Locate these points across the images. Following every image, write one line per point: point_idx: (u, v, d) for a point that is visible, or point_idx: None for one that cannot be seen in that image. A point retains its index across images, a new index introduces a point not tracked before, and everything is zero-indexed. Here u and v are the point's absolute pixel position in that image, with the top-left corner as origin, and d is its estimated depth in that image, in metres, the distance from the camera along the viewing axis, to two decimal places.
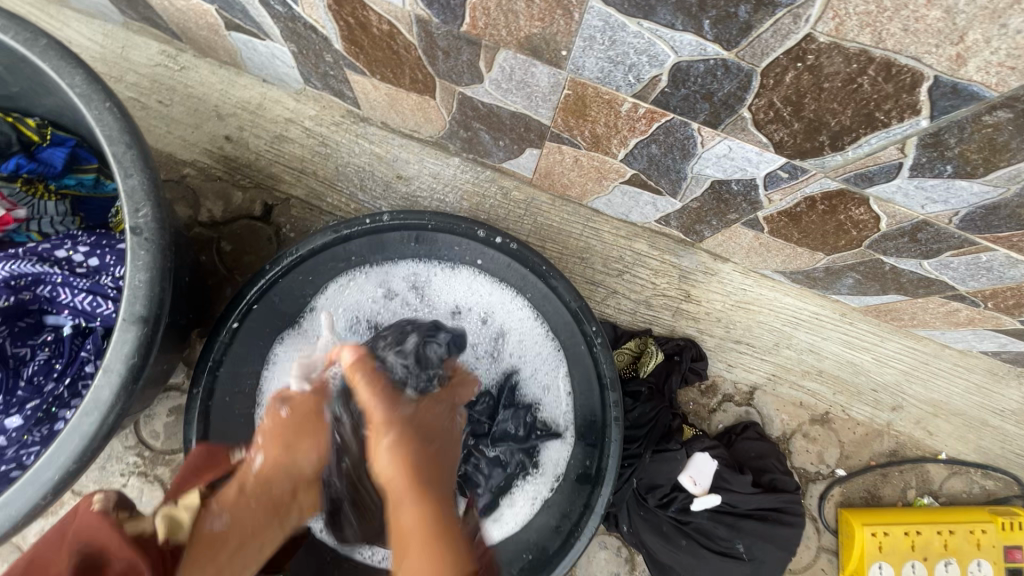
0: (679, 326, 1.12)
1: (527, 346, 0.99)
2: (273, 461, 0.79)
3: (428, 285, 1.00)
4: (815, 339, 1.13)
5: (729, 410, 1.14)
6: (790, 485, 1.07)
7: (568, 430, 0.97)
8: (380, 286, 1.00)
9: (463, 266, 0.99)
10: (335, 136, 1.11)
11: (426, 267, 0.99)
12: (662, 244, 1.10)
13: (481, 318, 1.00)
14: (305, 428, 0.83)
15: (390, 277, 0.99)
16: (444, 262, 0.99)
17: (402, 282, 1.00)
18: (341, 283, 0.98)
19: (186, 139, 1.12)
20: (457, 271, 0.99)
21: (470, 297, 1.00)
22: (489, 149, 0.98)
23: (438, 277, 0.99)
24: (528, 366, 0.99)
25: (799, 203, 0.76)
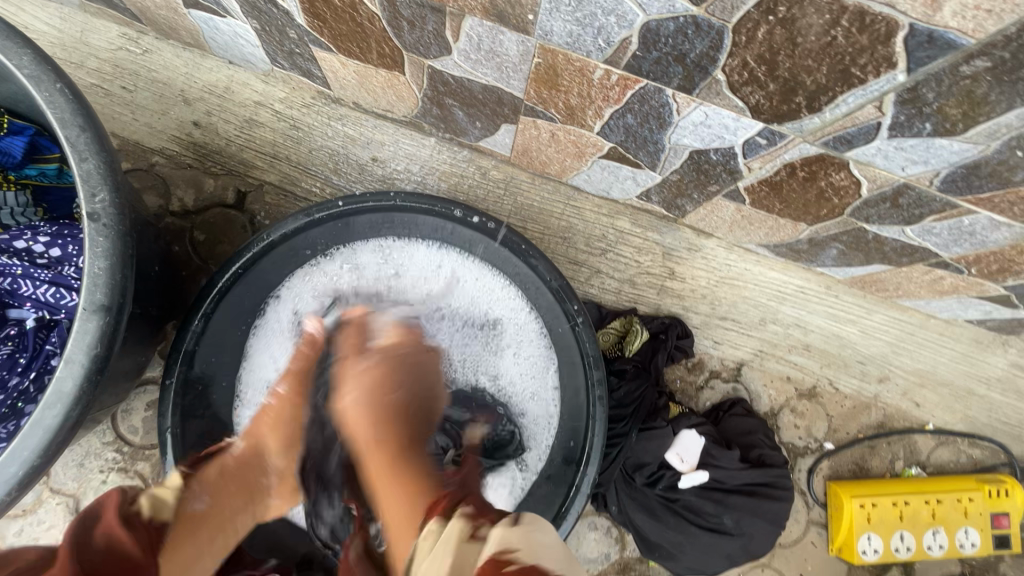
0: (664, 303, 1.11)
1: (512, 335, 0.97)
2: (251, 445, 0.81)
3: (405, 273, 0.98)
4: (802, 313, 1.12)
5: (716, 387, 1.14)
6: (778, 459, 1.07)
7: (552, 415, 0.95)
8: (357, 274, 0.97)
9: (442, 249, 0.97)
10: (307, 119, 1.07)
11: (398, 249, 0.97)
12: (645, 221, 1.08)
13: (461, 309, 0.98)
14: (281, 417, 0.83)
15: (361, 258, 0.97)
16: (423, 246, 0.97)
17: (381, 272, 0.98)
18: (316, 269, 0.96)
19: (153, 126, 1.09)
20: (435, 255, 0.97)
21: (443, 278, 0.98)
22: (464, 126, 0.96)
23: (411, 257, 0.98)
24: (511, 356, 0.98)
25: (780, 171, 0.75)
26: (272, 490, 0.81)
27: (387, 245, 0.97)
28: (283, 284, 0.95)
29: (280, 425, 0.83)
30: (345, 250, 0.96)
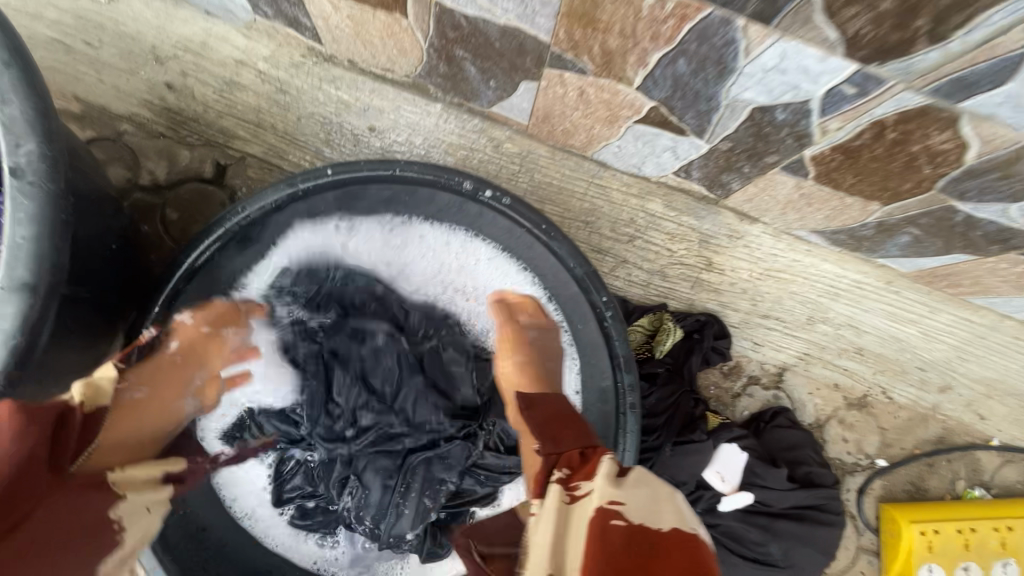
0: (698, 298, 0.98)
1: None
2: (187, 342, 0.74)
3: (412, 250, 0.87)
4: (856, 312, 0.98)
5: (755, 395, 1.01)
6: (828, 479, 0.93)
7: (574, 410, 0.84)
8: (359, 247, 0.86)
9: (450, 228, 0.85)
10: (295, 81, 0.94)
11: (402, 226, 0.86)
12: (680, 203, 0.94)
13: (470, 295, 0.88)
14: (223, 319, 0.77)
15: (359, 233, 0.85)
16: (428, 225, 0.85)
17: (385, 249, 0.87)
18: (309, 237, 0.83)
19: (120, 89, 0.96)
20: (442, 234, 0.86)
21: (451, 263, 0.87)
22: (476, 87, 0.82)
23: (416, 237, 0.86)
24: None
25: (871, 130, 0.60)
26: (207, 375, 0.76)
27: (389, 222, 0.85)
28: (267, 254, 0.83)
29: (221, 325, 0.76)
30: (342, 222, 0.84)
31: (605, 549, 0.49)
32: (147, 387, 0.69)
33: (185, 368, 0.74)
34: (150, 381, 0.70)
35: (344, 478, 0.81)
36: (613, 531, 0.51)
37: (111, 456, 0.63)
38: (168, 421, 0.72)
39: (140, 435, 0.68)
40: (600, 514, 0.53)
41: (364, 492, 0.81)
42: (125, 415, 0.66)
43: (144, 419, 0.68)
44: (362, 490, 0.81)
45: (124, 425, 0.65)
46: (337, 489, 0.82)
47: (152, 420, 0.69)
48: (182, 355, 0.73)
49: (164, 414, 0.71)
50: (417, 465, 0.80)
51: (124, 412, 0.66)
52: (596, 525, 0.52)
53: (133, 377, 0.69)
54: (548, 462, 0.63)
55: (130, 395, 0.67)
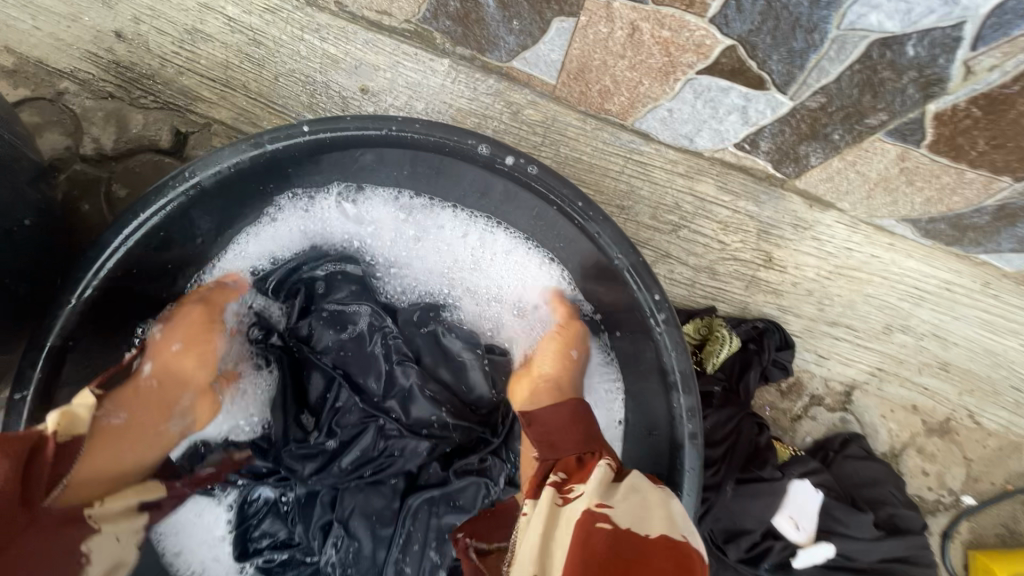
0: (754, 301, 0.81)
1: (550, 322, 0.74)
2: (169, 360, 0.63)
3: (423, 241, 0.73)
4: (943, 320, 0.82)
5: (820, 418, 0.84)
6: (917, 523, 0.77)
7: (619, 421, 0.70)
8: (361, 226, 0.73)
9: (474, 215, 0.71)
10: (271, 31, 0.77)
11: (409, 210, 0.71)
12: (736, 185, 0.77)
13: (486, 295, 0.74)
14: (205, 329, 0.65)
15: (359, 214, 0.72)
16: (449, 210, 0.72)
17: (394, 233, 0.73)
18: (300, 211, 0.71)
19: (60, 38, 0.79)
20: (461, 224, 0.72)
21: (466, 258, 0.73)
22: (495, 32, 0.66)
23: (425, 225, 0.72)
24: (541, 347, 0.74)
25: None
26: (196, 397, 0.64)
27: (393, 204, 0.71)
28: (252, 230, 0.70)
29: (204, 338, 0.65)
30: (343, 198, 0.71)
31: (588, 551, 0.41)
32: (128, 412, 0.58)
33: (168, 385, 0.62)
34: (132, 405, 0.59)
35: (328, 526, 0.69)
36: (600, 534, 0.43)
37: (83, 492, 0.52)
38: (155, 450, 0.61)
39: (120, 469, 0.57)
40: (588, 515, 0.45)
41: (352, 545, 0.68)
42: (103, 447, 0.55)
43: (124, 446, 0.57)
44: (350, 542, 0.68)
45: (101, 454, 0.55)
46: (320, 540, 0.69)
47: (136, 450, 0.58)
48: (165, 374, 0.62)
49: (150, 442, 0.60)
50: (418, 506, 0.69)
51: (100, 442, 0.55)
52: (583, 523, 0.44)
53: (111, 401, 0.57)
54: (544, 468, 0.56)
55: (109, 421, 0.56)
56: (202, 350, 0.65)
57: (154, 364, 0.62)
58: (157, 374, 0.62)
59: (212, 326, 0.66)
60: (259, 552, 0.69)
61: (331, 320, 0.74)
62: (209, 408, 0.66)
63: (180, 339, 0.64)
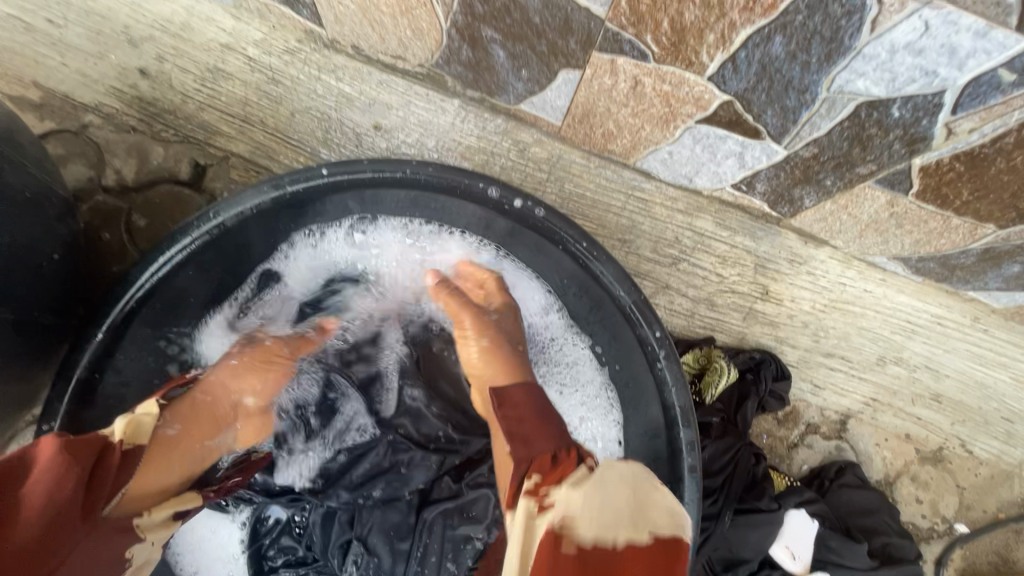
0: (751, 333, 0.84)
1: (554, 345, 0.75)
2: (225, 382, 0.63)
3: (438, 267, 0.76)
4: (934, 352, 0.84)
5: (815, 447, 0.86)
6: (909, 551, 0.80)
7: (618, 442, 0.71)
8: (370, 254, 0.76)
9: (480, 241, 0.73)
10: (289, 70, 0.81)
11: (424, 238, 0.74)
12: (734, 221, 0.80)
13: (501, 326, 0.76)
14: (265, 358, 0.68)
15: (379, 242, 0.75)
16: (452, 236, 0.73)
17: (407, 262, 0.76)
18: (311, 243, 0.73)
19: (85, 74, 0.82)
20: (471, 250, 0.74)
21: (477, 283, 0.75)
22: (504, 78, 0.70)
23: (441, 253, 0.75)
24: (546, 371, 0.75)
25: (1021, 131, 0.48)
26: (243, 421, 0.65)
27: (410, 231, 0.74)
28: (269, 263, 0.72)
29: (261, 367, 0.67)
30: (351, 228, 0.73)
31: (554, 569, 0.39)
32: (185, 425, 0.58)
33: (221, 408, 0.62)
34: (187, 420, 0.58)
35: (347, 544, 0.72)
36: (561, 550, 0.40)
37: (140, 500, 0.52)
38: (206, 464, 0.60)
39: (175, 482, 0.56)
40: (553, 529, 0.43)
41: (371, 561, 0.72)
42: (158, 461, 0.54)
43: (178, 460, 0.56)
44: (369, 558, 0.71)
45: (161, 465, 0.54)
46: (339, 558, 0.72)
47: (190, 463, 0.58)
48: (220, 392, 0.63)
49: (202, 457, 0.59)
50: (433, 521, 0.72)
51: (157, 453, 0.54)
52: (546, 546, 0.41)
53: (171, 414, 0.57)
54: (518, 472, 0.54)
55: (166, 432, 0.56)
56: (259, 377, 0.66)
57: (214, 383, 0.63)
58: (218, 393, 0.62)
59: (275, 363, 0.68)
60: (275, 569, 0.72)
61: (344, 345, 0.76)
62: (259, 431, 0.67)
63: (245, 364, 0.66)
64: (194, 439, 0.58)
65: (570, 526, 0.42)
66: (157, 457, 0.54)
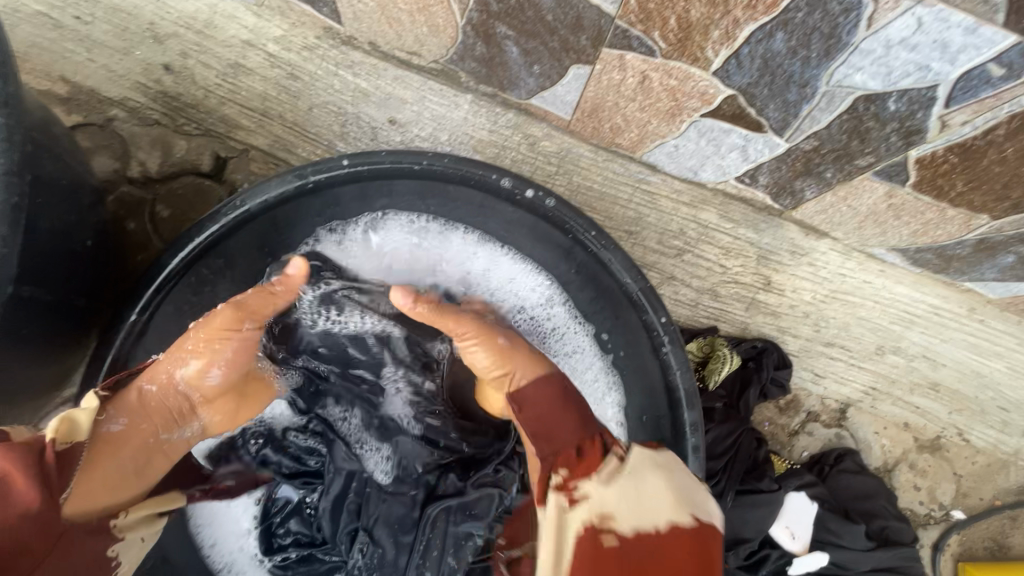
0: (753, 322, 0.86)
1: (558, 340, 0.74)
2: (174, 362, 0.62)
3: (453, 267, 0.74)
4: (932, 342, 0.87)
5: (815, 434, 0.89)
6: (906, 535, 0.82)
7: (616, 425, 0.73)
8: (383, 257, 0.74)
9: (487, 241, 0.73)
10: (308, 66, 0.84)
11: (434, 234, 0.73)
12: (737, 213, 0.83)
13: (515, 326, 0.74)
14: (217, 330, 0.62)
15: (393, 240, 0.73)
16: (460, 233, 0.73)
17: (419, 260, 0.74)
18: (334, 240, 0.73)
19: (112, 70, 0.85)
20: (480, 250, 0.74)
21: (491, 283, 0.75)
22: (516, 74, 0.72)
23: (456, 253, 0.74)
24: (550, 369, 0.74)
25: (1011, 122, 0.50)
26: (200, 400, 0.64)
27: (420, 224, 0.73)
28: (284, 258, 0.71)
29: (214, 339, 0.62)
30: (370, 226, 0.73)
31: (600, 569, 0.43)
32: (128, 418, 0.58)
33: (168, 394, 0.62)
34: (133, 412, 0.59)
35: (354, 532, 0.72)
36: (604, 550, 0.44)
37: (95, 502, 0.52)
38: (165, 450, 0.61)
39: (129, 478, 0.57)
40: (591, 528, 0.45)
41: (376, 550, 0.72)
42: (110, 453, 0.55)
43: (129, 453, 0.57)
44: (374, 548, 0.72)
45: (106, 462, 0.55)
46: (346, 544, 0.72)
47: (142, 455, 0.58)
48: (169, 379, 0.62)
49: (153, 446, 0.59)
50: (437, 515, 0.72)
51: (106, 449, 0.55)
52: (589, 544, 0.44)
53: (114, 408, 0.58)
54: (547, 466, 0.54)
55: (112, 429, 0.57)
56: (212, 354, 0.62)
57: (159, 372, 0.61)
58: (162, 384, 0.61)
59: (234, 333, 0.62)
60: (285, 548, 0.73)
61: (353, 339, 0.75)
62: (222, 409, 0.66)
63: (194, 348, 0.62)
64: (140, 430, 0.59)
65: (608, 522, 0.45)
66: (100, 455, 0.54)
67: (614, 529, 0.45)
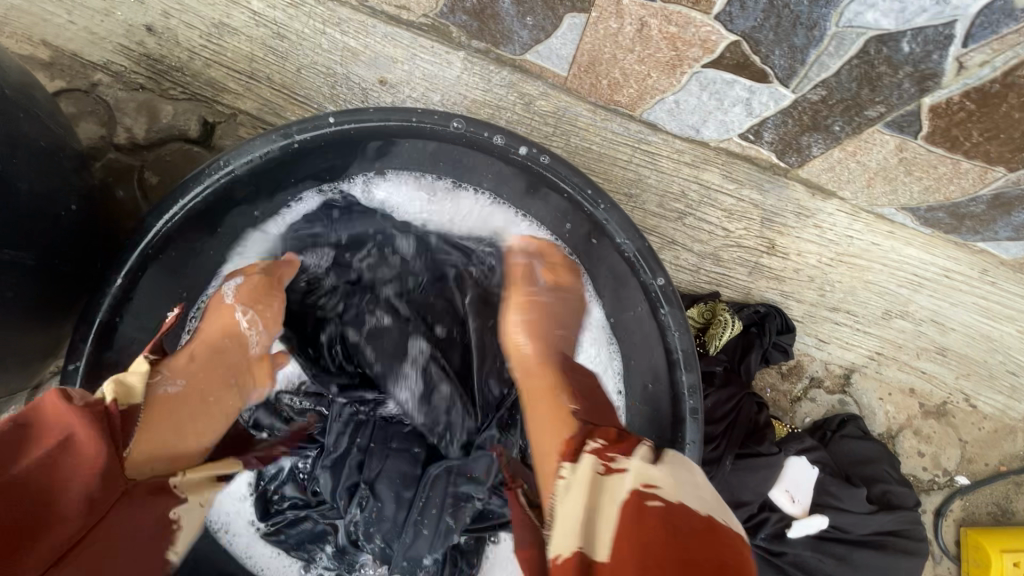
0: (756, 287, 0.84)
1: None
2: (221, 327, 0.63)
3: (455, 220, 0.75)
4: (941, 306, 0.84)
5: (818, 400, 0.87)
6: (909, 500, 0.81)
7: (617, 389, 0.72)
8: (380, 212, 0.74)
9: (495, 200, 0.72)
10: (294, 24, 0.80)
11: (436, 188, 0.73)
12: (741, 172, 0.79)
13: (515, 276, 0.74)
14: (255, 299, 0.66)
15: (392, 194, 0.74)
16: (470, 192, 0.72)
17: (421, 215, 0.75)
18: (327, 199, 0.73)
19: (94, 32, 0.83)
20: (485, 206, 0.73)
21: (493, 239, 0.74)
22: (508, 26, 0.70)
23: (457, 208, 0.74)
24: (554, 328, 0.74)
25: None
26: (252, 365, 0.66)
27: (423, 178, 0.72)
28: (281, 213, 0.72)
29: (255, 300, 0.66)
30: (366, 184, 0.73)
31: (630, 535, 0.38)
32: (184, 378, 0.57)
33: (228, 350, 0.62)
34: (191, 371, 0.58)
35: (353, 487, 0.69)
36: (644, 513, 0.40)
37: (153, 463, 0.51)
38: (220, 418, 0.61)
39: (185, 438, 0.56)
40: (636, 492, 0.41)
41: (375, 506, 0.68)
42: (163, 416, 0.53)
43: (182, 420, 0.55)
44: (373, 503, 0.68)
45: (168, 424, 0.54)
46: (345, 500, 0.69)
47: (193, 417, 0.57)
48: (235, 328, 0.64)
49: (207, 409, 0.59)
50: (438, 476, 0.67)
51: (166, 409, 0.54)
52: (634, 505, 0.41)
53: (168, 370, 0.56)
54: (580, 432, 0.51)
55: (171, 391, 0.55)
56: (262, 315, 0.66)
57: (220, 324, 0.63)
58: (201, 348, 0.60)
59: (273, 293, 0.67)
60: (281, 512, 0.73)
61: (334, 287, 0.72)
62: (259, 377, 0.67)
63: (242, 303, 0.64)
64: (198, 388, 0.58)
65: (650, 491, 0.42)
66: (165, 413, 0.54)
67: (657, 493, 0.41)
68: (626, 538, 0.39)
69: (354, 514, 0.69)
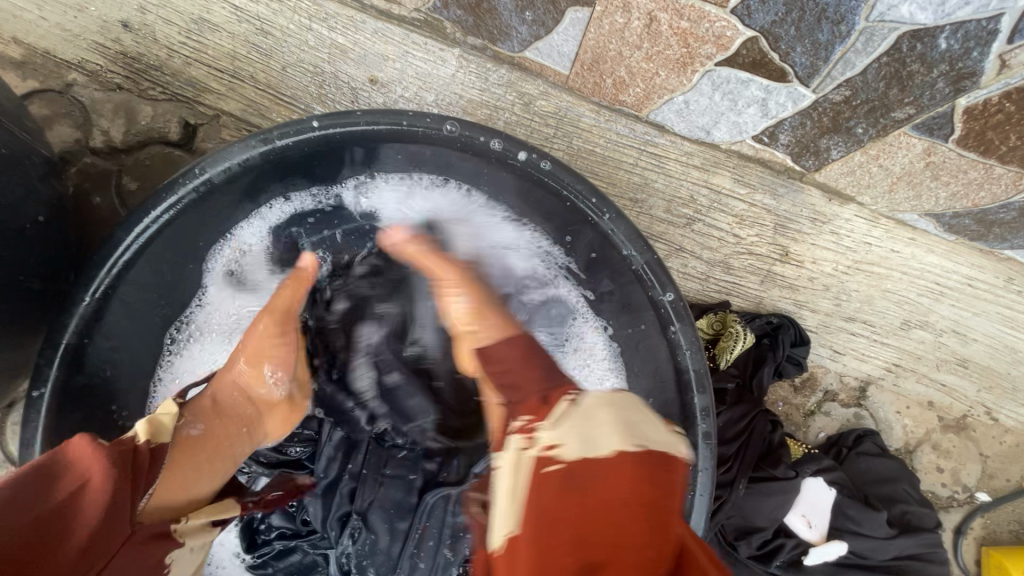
0: (768, 296, 0.80)
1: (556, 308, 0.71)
2: (237, 373, 0.60)
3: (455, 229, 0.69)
4: (963, 316, 0.80)
5: (832, 415, 0.83)
6: (929, 521, 0.78)
7: None
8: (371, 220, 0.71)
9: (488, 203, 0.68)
10: (279, 20, 0.76)
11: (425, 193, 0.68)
12: (754, 176, 0.74)
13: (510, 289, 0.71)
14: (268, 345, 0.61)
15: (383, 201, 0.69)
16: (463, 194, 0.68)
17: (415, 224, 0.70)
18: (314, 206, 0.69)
19: (67, 28, 0.78)
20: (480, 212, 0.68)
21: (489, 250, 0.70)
22: (506, 20, 0.65)
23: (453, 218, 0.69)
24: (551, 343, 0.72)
25: None
26: (271, 411, 0.62)
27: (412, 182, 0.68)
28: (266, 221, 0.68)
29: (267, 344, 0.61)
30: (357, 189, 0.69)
31: (531, 508, 0.37)
32: (204, 423, 0.55)
33: (243, 395, 0.59)
34: (209, 417, 0.55)
35: (346, 517, 0.68)
36: (543, 483, 0.37)
37: (169, 508, 0.47)
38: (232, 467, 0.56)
39: (202, 485, 0.52)
40: (536, 458, 0.38)
41: (369, 537, 0.67)
42: (188, 461, 0.50)
43: (205, 462, 0.52)
44: (367, 534, 0.67)
45: (188, 468, 0.50)
46: (337, 530, 0.68)
47: (213, 462, 0.53)
48: (252, 369, 0.60)
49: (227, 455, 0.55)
50: (435, 505, 0.67)
51: (189, 453, 0.51)
52: (533, 475, 0.38)
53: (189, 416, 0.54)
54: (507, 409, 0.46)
55: (190, 434, 0.52)
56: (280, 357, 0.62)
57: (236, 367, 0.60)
58: (227, 396, 0.58)
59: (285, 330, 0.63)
60: (269, 543, 0.70)
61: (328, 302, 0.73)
62: (278, 424, 0.62)
63: (262, 354, 0.61)
64: (219, 434, 0.55)
65: (553, 451, 0.38)
66: (187, 455, 0.51)
67: (557, 454, 0.38)
68: (533, 516, 0.36)
69: (347, 547, 0.68)
